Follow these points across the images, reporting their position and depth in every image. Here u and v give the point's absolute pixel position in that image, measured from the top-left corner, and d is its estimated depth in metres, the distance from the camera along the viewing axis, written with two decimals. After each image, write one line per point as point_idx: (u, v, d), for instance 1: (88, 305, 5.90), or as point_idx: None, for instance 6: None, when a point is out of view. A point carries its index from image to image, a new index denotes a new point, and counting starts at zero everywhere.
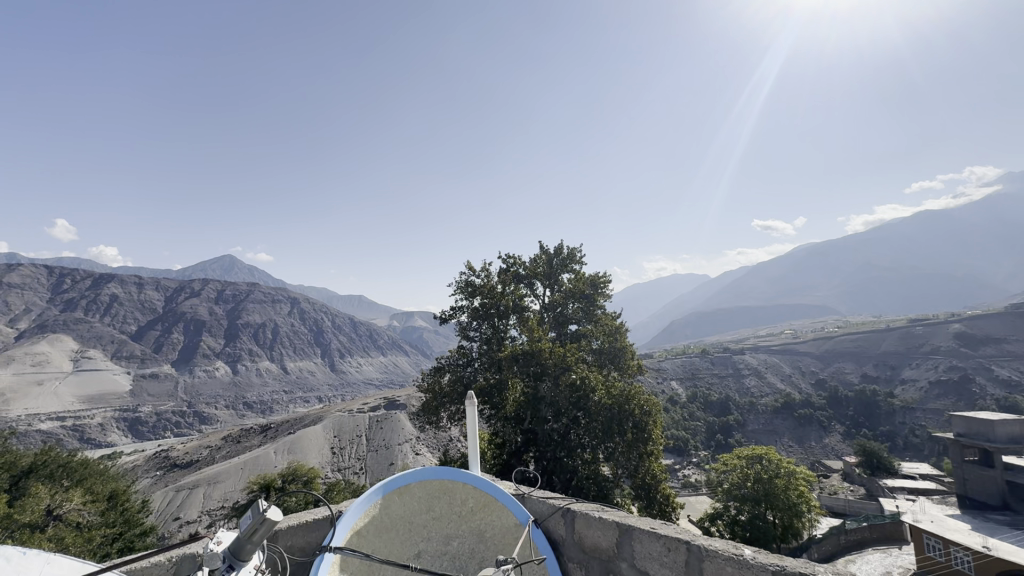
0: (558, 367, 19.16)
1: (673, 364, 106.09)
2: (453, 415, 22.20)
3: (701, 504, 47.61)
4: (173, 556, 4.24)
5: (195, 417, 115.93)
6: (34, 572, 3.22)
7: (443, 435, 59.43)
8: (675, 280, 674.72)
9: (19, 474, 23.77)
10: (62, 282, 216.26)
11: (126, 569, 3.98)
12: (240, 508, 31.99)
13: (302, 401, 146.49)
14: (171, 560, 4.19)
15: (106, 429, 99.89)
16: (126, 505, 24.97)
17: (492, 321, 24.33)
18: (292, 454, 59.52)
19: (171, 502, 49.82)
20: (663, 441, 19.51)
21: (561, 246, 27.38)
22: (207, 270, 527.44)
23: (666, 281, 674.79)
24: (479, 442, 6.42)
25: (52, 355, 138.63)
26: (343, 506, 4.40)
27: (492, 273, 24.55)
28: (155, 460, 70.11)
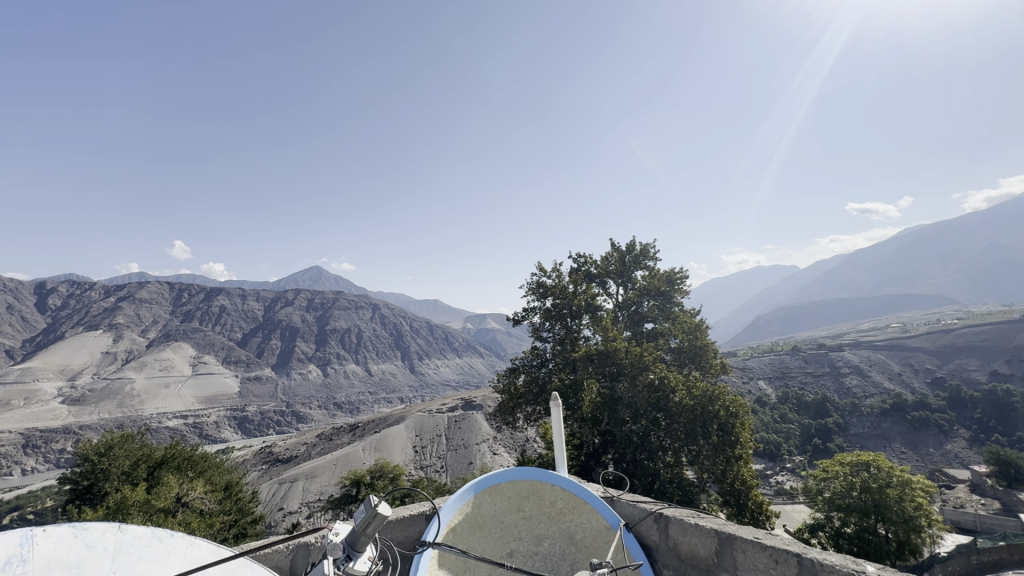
0: (636, 366, 18.69)
1: (760, 363, 99.36)
2: (530, 415, 22.33)
3: (799, 513, 44.28)
4: (291, 544, 4.60)
5: (293, 417, 126.23)
6: (185, 553, 3.67)
7: (519, 435, 60.22)
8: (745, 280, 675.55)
9: (153, 466, 27.15)
10: (181, 295, 244.98)
11: (253, 553, 4.43)
12: (335, 502, 34.43)
13: (386, 401, 154.68)
14: (289, 550, 4.54)
15: (220, 426, 111.60)
16: (239, 495, 27.70)
17: (565, 321, 24.36)
18: (379, 451, 62.94)
19: (275, 494, 54.49)
20: (753, 445, 18.23)
21: (634, 243, 26.70)
22: (299, 280, 574.23)
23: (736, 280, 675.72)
24: (563, 445, 6.42)
25: (175, 360, 157.35)
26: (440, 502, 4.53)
27: (563, 273, 24.61)
28: (261, 455, 77.16)
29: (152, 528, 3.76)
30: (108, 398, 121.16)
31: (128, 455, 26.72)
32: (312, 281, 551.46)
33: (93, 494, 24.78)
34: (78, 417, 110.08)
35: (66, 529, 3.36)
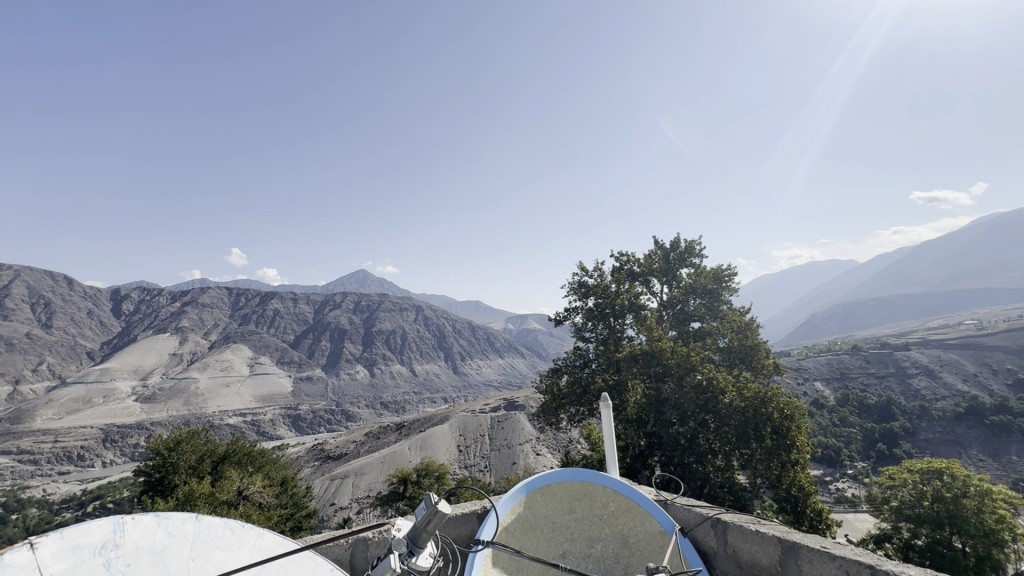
0: (682, 367, 18.19)
1: (816, 363, 94.38)
2: (574, 416, 22.17)
3: (863, 523, 41.81)
4: (352, 540, 4.78)
5: (342, 416, 130.74)
6: (251, 548, 3.84)
7: (563, 436, 60.02)
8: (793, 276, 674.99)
9: (217, 460, 28.92)
10: (240, 299, 259.07)
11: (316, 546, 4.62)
12: (383, 499, 35.48)
13: (430, 401, 157.52)
14: (348, 544, 4.71)
15: (275, 424, 117.23)
16: (295, 490, 28.99)
17: (608, 320, 24.04)
18: (424, 450, 64.23)
19: (328, 490, 56.62)
20: (810, 450, 17.23)
21: (678, 240, 26.06)
22: (346, 283, 595.85)
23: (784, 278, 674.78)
24: (614, 446, 6.38)
25: (234, 361, 166.54)
26: (493, 499, 4.57)
27: (605, 272, 24.35)
28: (314, 452, 80.47)
29: (222, 519, 3.98)
30: (175, 396, 129.80)
31: (194, 450, 28.45)
32: (358, 285, 571.07)
33: (164, 485, 26.52)
34: (149, 415, 118.47)
35: (150, 519, 3.61)
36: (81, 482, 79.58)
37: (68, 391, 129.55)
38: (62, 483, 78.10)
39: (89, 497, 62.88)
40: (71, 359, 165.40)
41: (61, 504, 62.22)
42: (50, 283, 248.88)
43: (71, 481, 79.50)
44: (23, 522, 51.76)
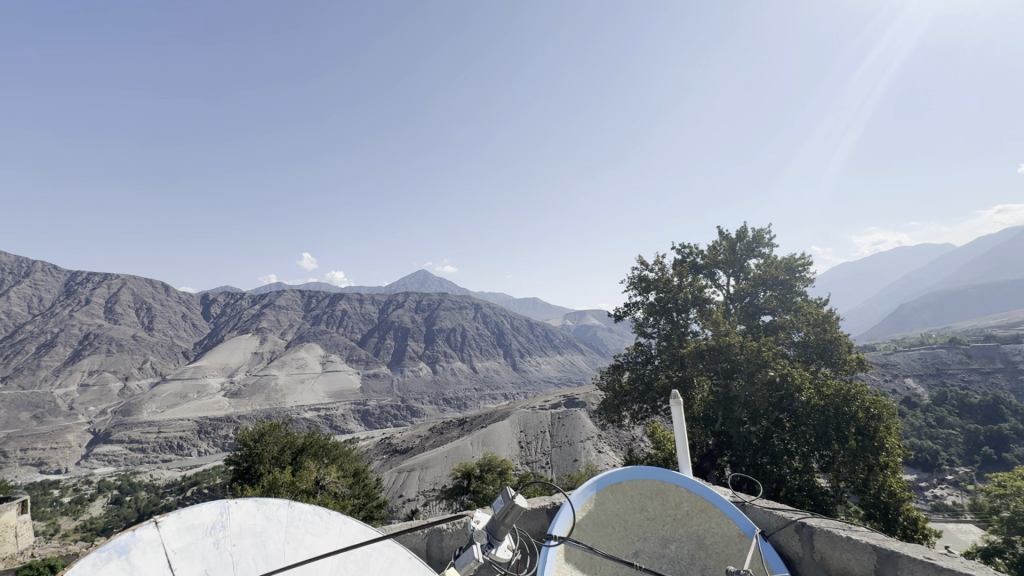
0: (752, 363, 17.29)
1: (906, 359, 86.24)
2: (636, 413, 21.72)
3: (967, 535, 37.94)
4: (431, 530, 5.00)
5: (407, 411, 135.68)
6: (334, 536, 4.10)
7: (625, 434, 59.00)
8: (872, 266, 654.88)
9: (297, 451, 31.12)
10: (312, 301, 275.91)
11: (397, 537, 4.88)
12: (448, 492, 36.55)
13: (491, 398, 159.72)
14: (425, 536, 4.93)
15: (346, 418, 124.12)
16: (366, 481, 30.53)
17: (671, 315, 23.33)
18: (486, 445, 65.35)
19: (395, 481, 59.01)
20: (902, 452, 15.73)
21: (745, 230, 24.78)
22: (408, 283, 617.91)
23: (862, 269, 655.48)
24: (687, 448, 6.17)
25: (308, 359, 177.56)
26: (566, 493, 4.55)
27: (666, 265, 23.61)
28: (382, 445, 84.15)
29: (297, 503, 4.20)
30: (258, 392, 140.31)
31: (277, 441, 30.57)
32: (420, 285, 590.69)
33: (251, 473, 28.80)
34: (236, 409, 129.18)
35: (252, 503, 3.95)
36: (181, 469, 88.10)
37: (169, 387, 143.83)
38: (166, 469, 86.94)
39: (188, 482, 69.68)
40: (170, 358, 183.31)
41: (166, 488, 69.27)
42: (153, 289, 277.31)
43: (173, 468, 88.30)
44: (136, 504, 58.25)
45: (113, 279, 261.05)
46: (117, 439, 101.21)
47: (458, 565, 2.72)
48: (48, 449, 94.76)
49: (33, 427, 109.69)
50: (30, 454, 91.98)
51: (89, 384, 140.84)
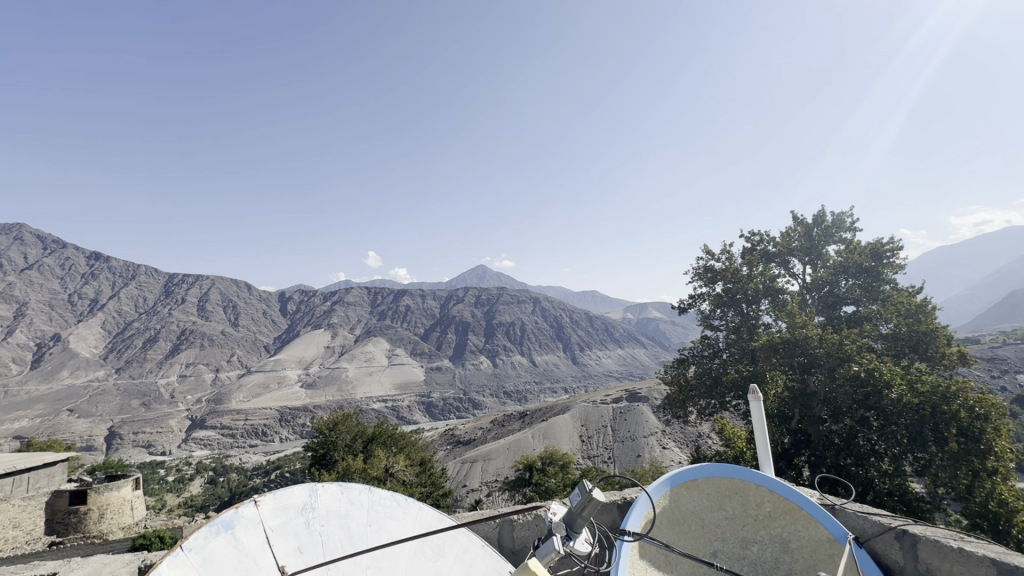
0: (833, 358, 16.12)
1: (1017, 352, 76.98)
2: (704, 409, 20.91)
3: None
4: (504, 520, 5.09)
5: (469, 403, 139.02)
6: (410, 525, 4.24)
7: (691, 430, 57.12)
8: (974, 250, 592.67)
9: (367, 440, 32.74)
10: (378, 297, 288.60)
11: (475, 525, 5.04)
12: (510, 483, 37.14)
13: (551, 391, 159.85)
14: (501, 524, 5.04)
15: (412, 410, 129.32)
16: (432, 470, 31.57)
17: (740, 307, 22.22)
18: (547, 438, 65.47)
19: (459, 471, 60.49)
20: (1016, 458, 13.93)
21: (824, 214, 23.04)
22: (467, 279, 631.30)
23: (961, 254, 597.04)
24: (769, 444, 5.85)
25: (375, 353, 186.29)
26: (642, 485, 4.40)
27: (734, 254, 22.56)
28: (446, 437, 86.54)
29: (369, 488, 4.37)
30: (331, 384, 148.96)
31: (349, 430, 32.34)
32: (478, 280, 602.12)
33: (327, 460, 30.70)
34: (312, 399, 138.31)
35: (336, 489, 4.18)
36: (266, 454, 95.50)
37: (253, 378, 156.21)
38: (253, 453, 94.64)
39: (271, 466, 75.45)
40: (254, 352, 198.98)
41: (252, 471, 75.48)
42: (238, 288, 302.07)
43: (259, 452, 96.10)
44: (228, 485, 63.96)
45: (204, 280, 286.97)
46: (211, 425, 111.39)
47: (539, 552, 2.75)
48: (155, 433, 105.97)
49: (142, 412, 122.98)
50: (141, 437, 103.52)
51: (186, 374, 156.06)
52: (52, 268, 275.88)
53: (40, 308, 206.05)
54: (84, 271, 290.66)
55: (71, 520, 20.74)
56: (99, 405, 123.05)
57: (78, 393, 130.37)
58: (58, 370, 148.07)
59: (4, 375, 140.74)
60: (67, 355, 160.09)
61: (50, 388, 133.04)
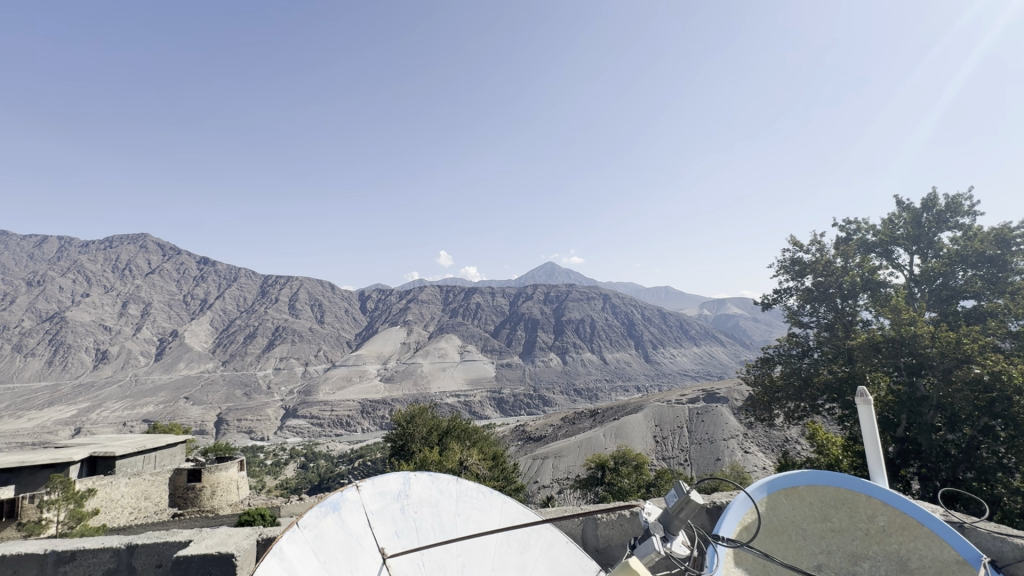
0: (950, 358, 14.38)
1: None
2: (792, 412, 19.38)
3: None
4: (596, 518, 5.04)
5: (540, 399, 139.92)
6: (490, 523, 4.27)
7: (777, 435, 53.46)
8: None
9: (442, 433, 33.90)
10: (450, 295, 297.64)
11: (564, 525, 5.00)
12: (582, 482, 36.97)
13: (622, 389, 156.29)
14: (591, 522, 4.99)
15: (484, 405, 132.56)
16: (505, 465, 31.96)
17: (834, 302, 20.40)
18: (620, 438, 64.03)
19: (530, 467, 60.78)
20: None
21: (935, 197, 20.54)
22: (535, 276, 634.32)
23: None
24: (882, 457, 5.30)
25: (448, 348, 192.38)
26: (736, 489, 4.17)
27: (826, 245, 20.84)
28: (517, 432, 87.62)
29: (447, 477, 4.50)
30: (408, 378, 155.95)
31: (425, 424, 33.65)
32: (547, 277, 604.38)
33: (404, 451, 32.29)
34: (391, 392, 145.87)
35: (427, 478, 4.34)
36: (350, 443, 101.73)
37: (337, 371, 167.21)
38: (339, 442, 101.41)
39: (354, 455, 80.66)
40: (338, 347, 213.36)
41: (339, 459, 80.95)
42: (324, 288, 324.93)
43: (343, 441, 102.58)
44: (318, 470, 69.21)
45: (294, 280, 311.79)
46: (302, 414, 121.26)
47: (637, 552, 2.67)
48: (255, 420, 116.61)
49: (244, 401, 136.15)
50: (244, 423, 114.78)
51: (280, 368, 170.96)
52: (171, 271, 313.35)
53: (161, 308, 234.76)
54: (196, 274, 327.31)
55: (189, 495, 23.45)
56: (209, 393, 137.80)
57: (192, 382, 146.86)
58: (176, 362, 167.90)
59: (134, 366, 161.86)
60: (183, 349, 180.81)
61: (170, 378, 151.04)
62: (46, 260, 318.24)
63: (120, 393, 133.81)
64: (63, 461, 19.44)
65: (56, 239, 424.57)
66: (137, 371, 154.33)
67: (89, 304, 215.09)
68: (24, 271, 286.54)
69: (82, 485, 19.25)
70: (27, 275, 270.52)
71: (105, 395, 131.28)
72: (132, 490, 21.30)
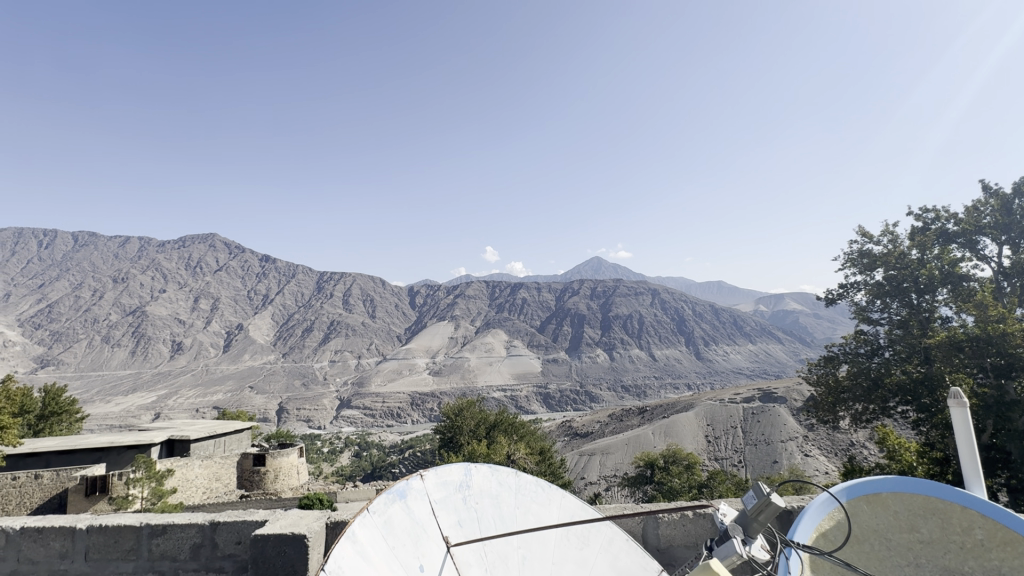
0: None
1: None
2: (860, 416, 18.16)
3: None
4: (669, 514, 4.85)
5: (586, 395, 139.12)
6: (550, 519, 4.29)
7: (841, 438, 50.36)
8: None
9: (490, 426, 34.32)
10: (496, 290, 300.32)
11: (624, 519, 4.87)
12: (632, 480, 36.61)
13: (673, 388, 151.97)
14: (662, 519, 4.79)
15: (530, 400, 133.19)
16: (551, 460, 31.97)
17: (908, 298, 18.89)
18: (669, 436, 62.39)
19: (577, 463, 60.35)
20: None
21: None
22: (582, 271, 627.88)
23: None
24: (980, 465, 4.84)
25: (494, 343, 194.30)
26: (811, 492, 3.91)
27: (900, 236, 19.32)
28: (563, 428, 87.42)
29: (500, 470, 4.46)
30: (456, 371, 158.91)
31: (474, 417, 34.20)
32: (593, 271, 597.08)
33: (454, 443, 33.09)
34: (439, 385, 149.49)
35: (488, 469, 4.38)
36: (400, 434, 105.12)
37: (388, 364, 172.86)
38: (390, 433, 105.00)
39: (405, 446, 83.29)
40: (388, 340, 220.68)
41: (390, 449, 83.85)
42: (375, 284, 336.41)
43: (394, 432, 106.24)
44: (370, 459, 72.02)
45: (348, 277, 324.91)
46: (356, 405, 126.63)
47: (715, 555, 2.58)
48: (312, 409, 122.77)
49: (303, 391, 143.56)
50: (303, 412, 121.22)
51: (335, 360, 179.18)
52: (236, 269, 334.60)
53: (228, 303, 251.40)
54: (259, 271, 347.32)
55: (255, 478, 25.09)
56: (271, 383, 146.51)
57: (256, 372, 156.53)
58: (242, 353, 179.60)
59: (205, 356, 174.29)
60: (248, 341, 192.89)
61: (237, 368, 161.71)
62: (129, 258, 347.75)
63: (193, 381, 144.46)
64: (145, 443, 21.17)
65: (139, 241, 464.94)
66: (208, 362, 166.34)
67: (166, 300, 233.83)
68: (111, 268, 314.64)
69: (163, 465, 20.97)
70: (113, 273, 297.40)
71: (180, 383, 142.29)
72: (205, 472, 22.97)
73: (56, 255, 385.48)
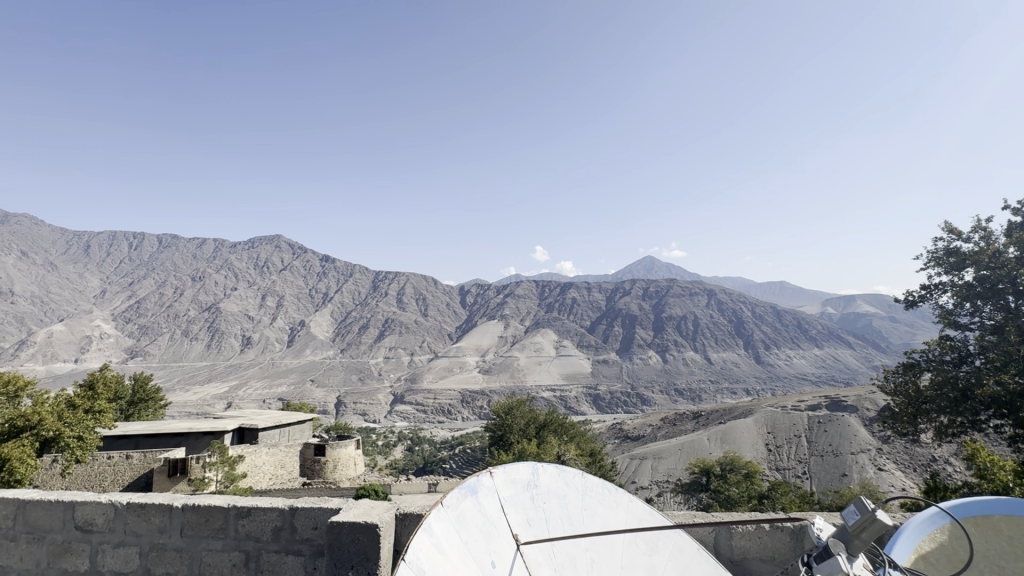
0: None
1: None
2: (943, 429, 16.59)
3: None
4: (740, 524, 4.60)
5: (637, 398, 135.90)
6: (611, 525, 4.18)
7: (921, 453, 46.34)
8: None
9: (539, 426, 34.26)
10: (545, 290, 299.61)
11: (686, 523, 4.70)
12: (686, 487, 35.37)
13: (730, 392, 145.11)
14: (736, 529, 4.57)
15: (579, 401, 132.35)
16: (601, 463, 31.57)
17: (1004, 300, 17.05)
18: (726, 443, 59.90)
19: (628, 466, 59.15)
20: None
21: None
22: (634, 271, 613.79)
23: None
24: None
25: (544, 343, 193.92)
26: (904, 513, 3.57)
27: (993, 233, 17.49)
28: (614, 430, 85.85)
29: (555, 466, 4.42)
30: (505, 370, 159.85)
31: (523, 416, 34.28)
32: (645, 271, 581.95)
33: (503, 441, 33.33)
34: (488, 382, 151.30)
35: (554, 469, 4.37)
36: (451, 430, 107.42)
37: (440, 361, 176.97)
38: (441, 429, 107.65)
39: (454, 442, 84.96)
40: (440, 338, 225.63)
41: (441, 444, 85.87)
42: (427, 284, 345.19)
43: (445, 428, 108.88)
44: (422, 454, 74.08)
45: (402, 277, 335.78)
46: (409, 400, 130.66)
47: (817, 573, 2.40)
48: (368, 403, 127.77)
49: (359, 385, 149.69)
50: (359, 405, 126.32)
51: (390, 357, 186.21)
52: (299, 269, 353.78)
53: (292, 300, 266.46)
54: (319, 270, 366.06)
55: (316, 467, 26.36)
56: (330, 377, 153.94)
57: (316, 366, 164.97)
58: (304, 348, 190.33)
59: (271, 351, 185.74)
60: (309, 337, 203.71)
61: (299, 362, 171.14)
62: (205, 259, 376.24)
63: (261, 373, 154.57)
64: (219, 431, 22.84)
65: (215, 243, 503.17)
66: (274, 356, 177.50)
67: (237, 298, 251.05)
68: (189, 268, 341.73)
69: (235, 450, 22.56)
70: (192, 272, 322.81)
71: (249, 374, 152.32)
72: (271, 459, 24.42)
73: (144, 255, 424.34)
